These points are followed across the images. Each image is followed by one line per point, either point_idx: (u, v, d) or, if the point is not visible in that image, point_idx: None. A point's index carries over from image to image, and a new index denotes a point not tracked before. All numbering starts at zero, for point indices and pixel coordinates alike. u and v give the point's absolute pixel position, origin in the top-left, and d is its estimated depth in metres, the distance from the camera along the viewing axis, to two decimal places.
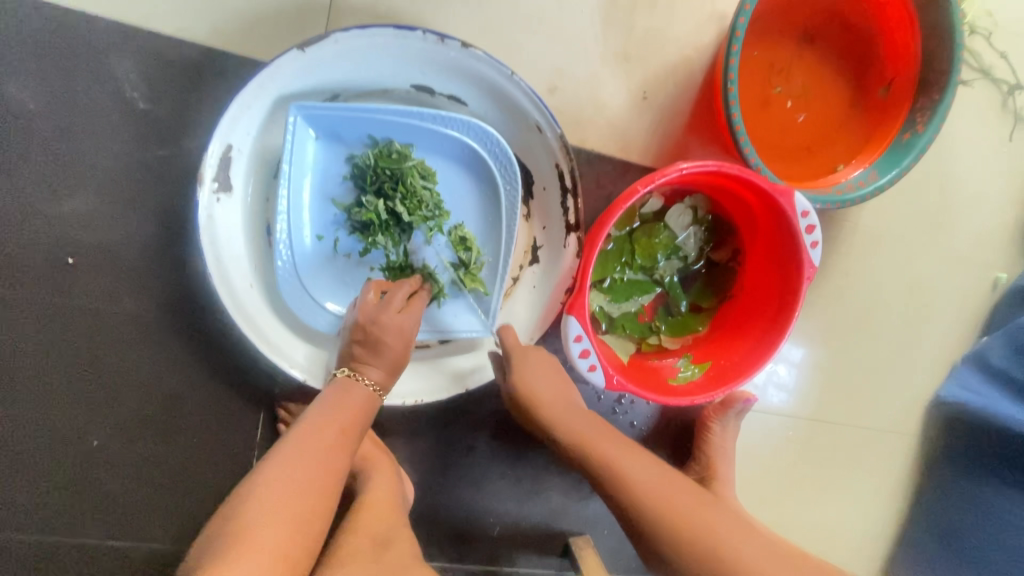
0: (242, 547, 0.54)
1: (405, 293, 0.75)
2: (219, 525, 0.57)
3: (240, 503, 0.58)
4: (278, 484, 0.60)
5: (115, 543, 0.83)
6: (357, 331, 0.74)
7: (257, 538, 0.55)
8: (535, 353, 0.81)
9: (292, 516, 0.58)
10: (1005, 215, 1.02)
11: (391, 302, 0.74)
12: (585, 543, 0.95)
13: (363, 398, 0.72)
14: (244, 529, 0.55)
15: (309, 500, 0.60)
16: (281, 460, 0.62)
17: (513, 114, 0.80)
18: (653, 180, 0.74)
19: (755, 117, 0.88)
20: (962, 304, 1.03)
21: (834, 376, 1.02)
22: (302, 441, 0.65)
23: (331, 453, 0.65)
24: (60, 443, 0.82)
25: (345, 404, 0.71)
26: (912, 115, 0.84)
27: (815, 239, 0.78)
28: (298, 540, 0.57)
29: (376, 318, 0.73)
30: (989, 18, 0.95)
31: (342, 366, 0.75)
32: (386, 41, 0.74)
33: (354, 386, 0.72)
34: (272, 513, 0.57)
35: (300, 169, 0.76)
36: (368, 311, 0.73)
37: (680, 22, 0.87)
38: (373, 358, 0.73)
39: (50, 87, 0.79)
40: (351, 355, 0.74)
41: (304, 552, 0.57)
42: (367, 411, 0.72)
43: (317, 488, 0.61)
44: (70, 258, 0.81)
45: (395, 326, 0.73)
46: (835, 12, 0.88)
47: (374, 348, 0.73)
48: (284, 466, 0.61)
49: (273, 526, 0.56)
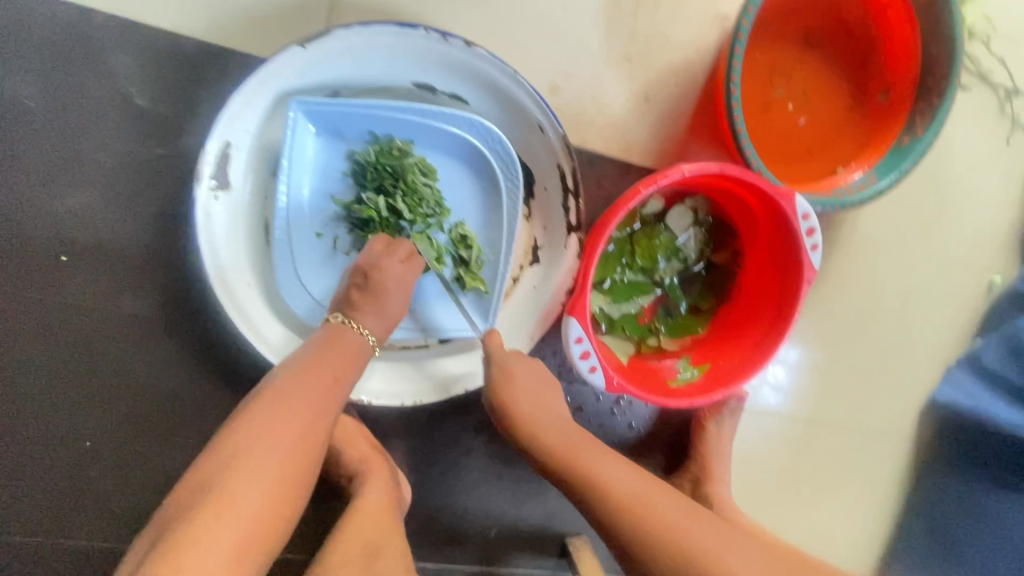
0: (232, 500, 0.51)
1: (409, 250, 0.74)
2: (202, 471, 0.54)
3: (226, 448, 0.55)
4: (267, 429, 0.56)
5: (109, 545, 0.82)
6: (356, 275, 0.72)
7: (247, 488, 0.52)
8: (529, 366, 0.80)
9: (283, 464, 0.55)
10: (1001, 219, 1.03)
11: (393, 252, 0.73)
12: (582, 544, 0.95)
13: (356, 344, 0.69)
14: (232, 479, 0.53)
15: (300, 448, 0.57)
16: (267, 408, 0.58)
17: (515, 113, 0.80)
18: (655, 181, 0.74)
19: (756, 119, 0.88)
20: (958, 307, 1.04)
21: (831, 377, 1.02)
22: (290, 384, 0.61)
23: (323, 399, 0.62)
24: (54, 443, 0.81)
25: (337, 350, 0.67)
26: (912, 118, 0.85)
27: (815, 242, 0.78)
28: (289, 490, 0.55)
29: (378, 264, 0.72)
30: (988, 23, 0.96)
31: (336, 312, 0.72)
32: (387, 38, 0.74)
33: (346, 332, 0.69)
34: (258, 465, 0.54)
35: (300, 166, 0.75)
36: (371, 257, 0.72)
37: (683, 24, 0.87)
38: (372, 306, 0.71)
39: (46, 83, 0.78)
40: (348, 300, 0.72)
41: (291, 505, 0.55)
42: (359, 358, 0.69)
43: (307, 437, 0.58)
44: (64, 256, 0.80)
45: (398, 274, 0.72)
46: (836, 15, 0.88)
47: (373, 294, 0.71)
48: (271, 412, 0.58)
49: (263, 475, 0.54)
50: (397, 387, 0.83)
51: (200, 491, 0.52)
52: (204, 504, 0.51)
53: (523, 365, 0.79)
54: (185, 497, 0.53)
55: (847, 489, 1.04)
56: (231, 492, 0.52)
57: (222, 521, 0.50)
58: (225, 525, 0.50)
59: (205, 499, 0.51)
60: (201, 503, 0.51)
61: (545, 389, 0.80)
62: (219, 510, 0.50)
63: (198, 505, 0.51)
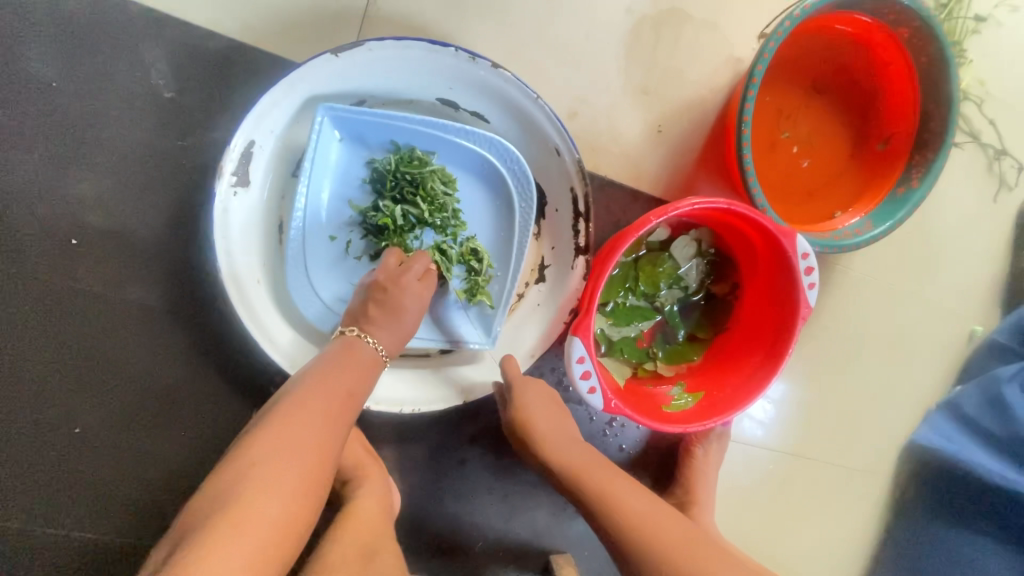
0: (253, 508, 0.52)
1: (424, 267, 0.75)
2: (222, 482, 0.55)
3: (246, 458, 0.56)
4: (285, 439, 0.58)
5: (87, 536, 0.80)
6: (374, 291, 0.73)
7: (268, 495, 0.53)
8: (535, 384, 0.83)
9: (302, 473, 0.56)
10: (985, 271, 1.06)
11: (411, 269, 0.74)
12: (565, 562, 0.93)
13: (370, 359, 0.71)
14: (252, 487, 0.53)
15: (318, 456, 0.58)
16: (285, 419, 0.60)
17: (534, 136, 0.82)
18: (665, 212, 0.76)
19: (762, 159, 0.92)
20: (938, 352, 1.08)
21: (818, 414, 1.05)
22: (306, 396, 0.63)
23: (337, 411, 0.63)
24: (43, 427, 0.80)
25: (350, 364, 0.69)
26: (908, 170, 0.89)
27: (813, 280, 0.81)
28: (308, 497, 0.56)
29: (396, 280, 0.73)
30: (981, 86, 1.01)
31: (351, 325, 0.73)
32: (418, 54, 0.76)
33: (359, 345, 0.71)
34: (278, 472, 0.55)
35: (322, 168, 0.77)
36: (388, 273, 0.74)
37: (699, 62, 0.90)
38: (387, 322, 0.73)
39: (75, 68, 0.79)
40: (363, 313, 0.73)
41: (309, 512, 0.56)
42: (372, 371, 0.71)
43: (323, 446, 0.59)
44: (74, 239, 0.80)
45: (414, 291, 0.73)
46: (842, 66, 0.92)
47: (390, 310, 0.72)
48: (288, 423, 0.59)
49: (284, 481, 0.55)
50: (401, 395, 0.84)
51: (222, 498, 0.53)
52: (225, 512, 0.51)
53: (536, 393, 0.81)
54: (206, 504, 0.53)
55: (825, 524, 1.06)
56: (253, 497, 0.53)
57: (244, 525, 0.50)
58: (247, 531, 0.50)
59: (229, 504, 0.52)
60: (223, 511, 0.52)
61: (558, 413, 0.83)
62: (241, 516, 0.51)
63: (219, 513, 0.51)
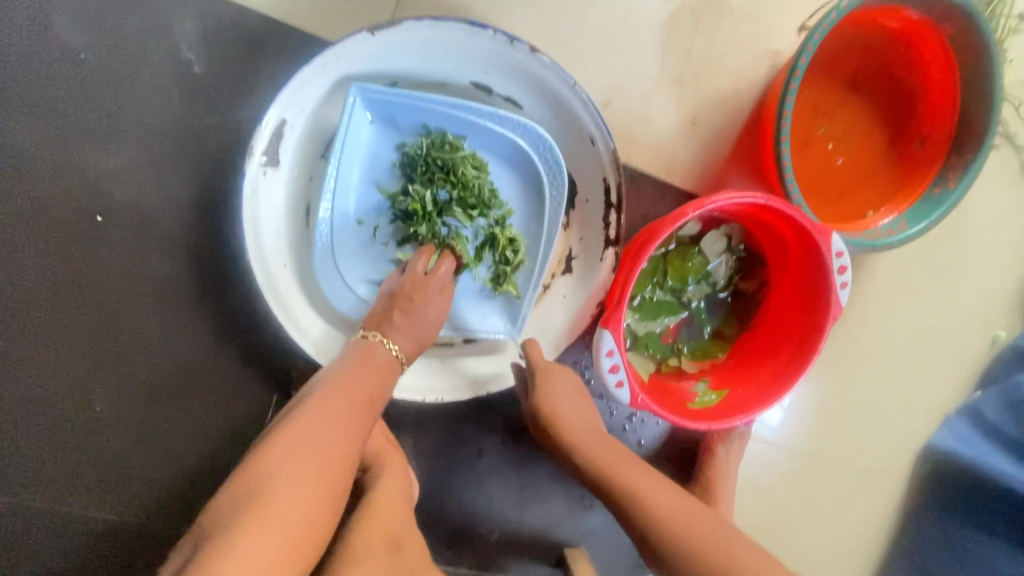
0: (275, 509, 0.51)
1: (447, 275, 0.75)
2: (242, 482, 0.53)
3: (265, 459, 0.55)
4: (306, 441, 0.57)
5: (103, 515, 0.79)
6: (398, 297, 0.72)
7: (290, 497, 0.52)
8: (562, 371, 0.80)
9: (324, 475, 0.55)
10: (1013, 276, 1.04)
11: (437, 278, 0.74)
12: (579, 555, 0.92)
13: (388, 362, 0.70)
14: (273, 489, 0.52)
15: (339, 459, 0.58)
16: (306, 421, 0.59)
17: (568, 124, 0.80)
18: (702, 206, 0.75)
19: (796, 155, 0.91)
20: (962, 357, 1.06)
21: (838, 415, 1.04)
22: (325, 398, 0.62)
23: (356, 415, 0.62)
24: (64, 404, 0.79)
25: (369, 367, 0.68)
26: (944, 170, 0.87)
27: (845, 280, 0.79)
28: (328, 501, 0.55)
29: (422, 288, 0.73)
30: (1020, 87, 0.99)
31: (373, 329, 0.72)
32: (455, 35, 0.74)
33: (377, 349, 0.70)
34: (299, 475, 0.54)
35: (353, 150, 0.76)
36: (415, 280, 0.73)
37: (736, 53, 0.88)
38: (409, 327, 0.72)
39: (105, 39, 0.78)
40: (387, 318, 0.72)
41: (330, 515, 0.54)
42: (390, 375, 0.70)
43: (343, 449, 0.58)
44: (99, 215, 0.79)
45: (438, 302, 0.74)
46: (881, 63, 0.91)
47: (414, 318, 0.72)
48: (308, 425, 0.58)
49: (307, 484, 0.54)
50: (424, 383, 0.83)
51: (242, 499, 0.52)
52: (246, 513, 0.50)
53: (563, 377, 0.80)
54: (226, 504, 0.52)
55: (838, 524, 1.05)
56: (274, 498, 0.51)
57: (266, 527, 0.49)
58: (269, 533, 0.49)
59: (249, 505, 0.51)
60: (243, 512, 0.50)
61: (583, 399, 0.81)
62: (263, 518, 0.50)
63: (239, 514, 0.50)
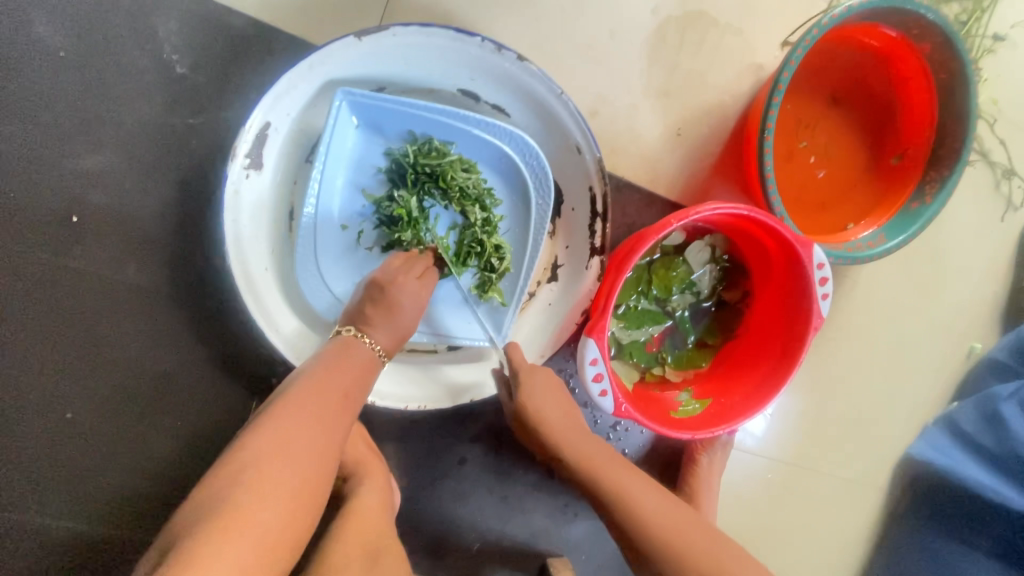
0: (246, 513, 0.49)
1: (422, 266, 0.74)
2: (214, 485, 0.52)
3: (238, 460, 0.54)
4: (280, 441, 0.55)
5: (70, 525, 0.77)
6: (371, 289, 0.71)
7: (262, 499, 0.51)
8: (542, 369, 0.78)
9: (299, 477, 0.54)
10: (987, 289, 1.06)
11: (409, 269, 0.73)
12: (562, 565, 0.92)
13: (366, 359, 0.69)
14: (245, 491, 0.51)
15: (314, 460, 0.56)
16: (279, 421, 0.57)
17: (554, 131, 0.80)
18: (687, 216, 0.75)
19: (779, 168, 0.92)
20: (941, 367, 1.07)
21: (818, 423, 1.05)
22: (300, 398, 0.61)
23: (333, 413, 0.61)
24: (39, 410, 0.77)
25: (346, 364, 0.67)
26: (922, 185, 0.89)
27: (827, 291, 0.80)
28: (303, 502, 0.53)
29: (393, 279, 0.71)
30: (994, 105, 1.02)
31: (348, 325, 0.71)
32: (442, 42, 0.74)
33: (356, 345, 0.69)
34: (271, 477, 0.53)
35: (337, 154, 0.75)
36: (386, 272, 0.72)
37: (721, 66, 0.89)
38: (385, 322, 0.70)
39: (86, 38, 0.76)
40: (361, 314, 0.71)
41: (306, 516, 0.53)
42: (368, 372, 0.69)
43: (319, 449, 0.57)
44: (74, 217, 0.78)
45: (412, 290, 0.72)
46: (861, 79, 0.92)
47: (388, 310, 0.70)
48: (281, 424, 0.57)
49: (280, 486, 0.52)
50: (403, 391, 0.82)
51: (213, 502, 0.50)
52: (216, 517, 0.48)
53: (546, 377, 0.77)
54: (196, 507, 0.50)
55: (820, 533, 1.06)
56: (246, 502, 0.50)
57: (236, 530, 0.48)
58: (240, 536, 0.48)
59: (220, 509, 0.49)
60: (212, 515, 0.49)
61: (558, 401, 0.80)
62: (234, 521, 0.48)
63: (208, 518, 0.49)
